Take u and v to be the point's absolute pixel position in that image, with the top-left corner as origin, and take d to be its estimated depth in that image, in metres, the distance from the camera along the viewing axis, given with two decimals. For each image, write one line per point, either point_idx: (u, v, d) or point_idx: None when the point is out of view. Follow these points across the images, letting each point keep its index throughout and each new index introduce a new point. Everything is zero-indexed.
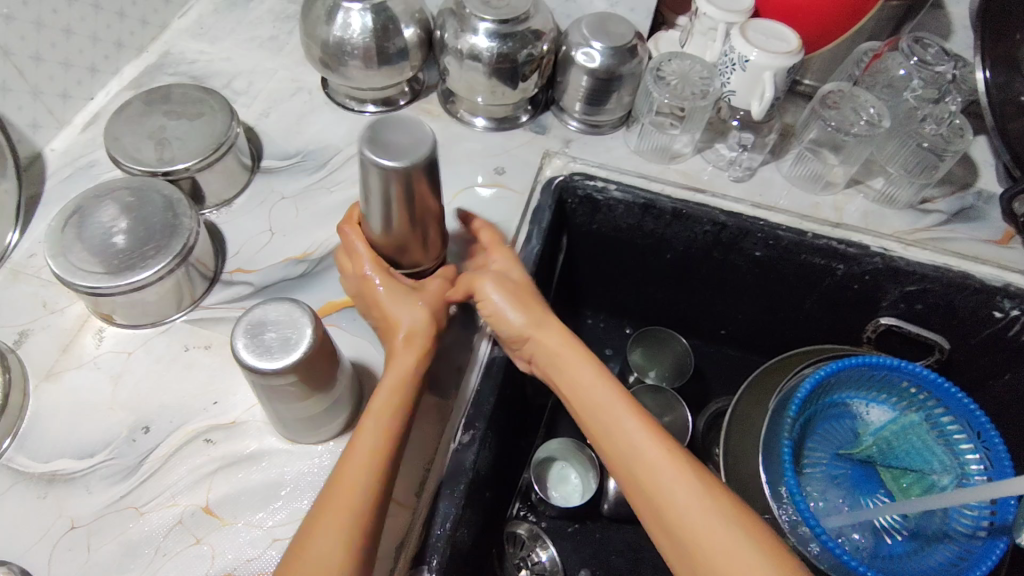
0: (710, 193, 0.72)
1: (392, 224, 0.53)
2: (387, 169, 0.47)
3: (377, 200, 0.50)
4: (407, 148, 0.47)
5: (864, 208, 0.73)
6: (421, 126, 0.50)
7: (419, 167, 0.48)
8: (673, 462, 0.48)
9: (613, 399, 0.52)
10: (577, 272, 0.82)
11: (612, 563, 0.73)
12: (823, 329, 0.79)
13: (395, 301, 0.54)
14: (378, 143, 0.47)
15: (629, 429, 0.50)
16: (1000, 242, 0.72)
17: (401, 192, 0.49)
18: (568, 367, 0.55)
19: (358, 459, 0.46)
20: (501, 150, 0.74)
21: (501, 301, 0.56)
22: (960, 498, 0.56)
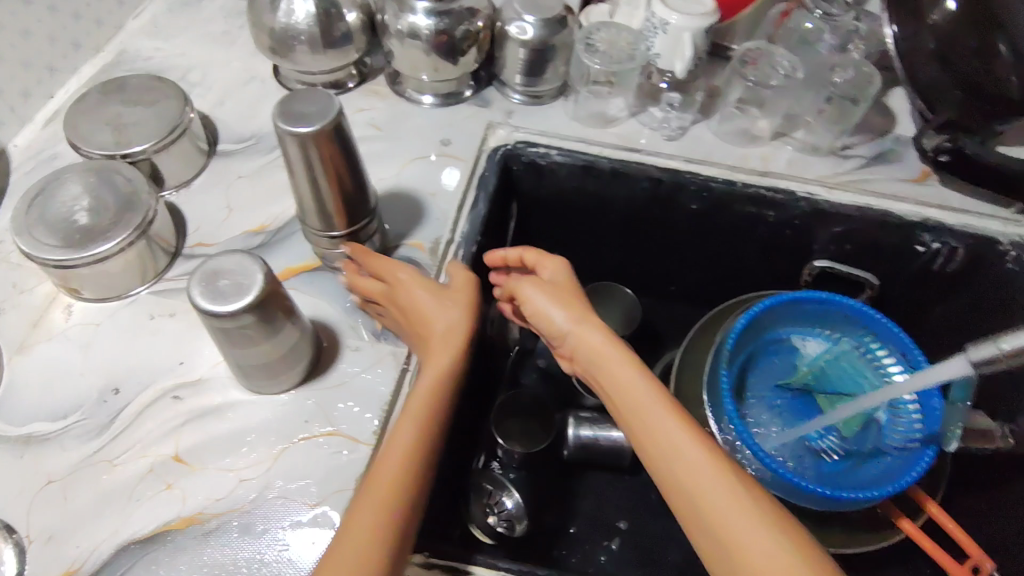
0: (646, 151, 0.77)
1: (318, 185, 0.56)
2: (303, 135, 0.52)
3: (296, 161, 0.54)
4: (315, 113, 0.52)
5: (790, 158, 0.77)
6: (329, 95, 0.54)
7: (329, 131, 0.52)
8: (695, 454, 0.47)
9: (643, 392, 0.52)
10: (531, 237, 0.86)
11: (575, 504, 0.78)
12: (763, 276, 0.84)
13: (434, 297, 0.57)
14: (289, 115, 0.52)
15: (658, 422, 0.50)
16: (917, 179, 0.76)
17: (320, 156, 0.54)
18: (609, 368, 0.55)
19: (398, 442, 0.49)
20: (446, 123, 0.77)
21: (542, 300, 0.60)
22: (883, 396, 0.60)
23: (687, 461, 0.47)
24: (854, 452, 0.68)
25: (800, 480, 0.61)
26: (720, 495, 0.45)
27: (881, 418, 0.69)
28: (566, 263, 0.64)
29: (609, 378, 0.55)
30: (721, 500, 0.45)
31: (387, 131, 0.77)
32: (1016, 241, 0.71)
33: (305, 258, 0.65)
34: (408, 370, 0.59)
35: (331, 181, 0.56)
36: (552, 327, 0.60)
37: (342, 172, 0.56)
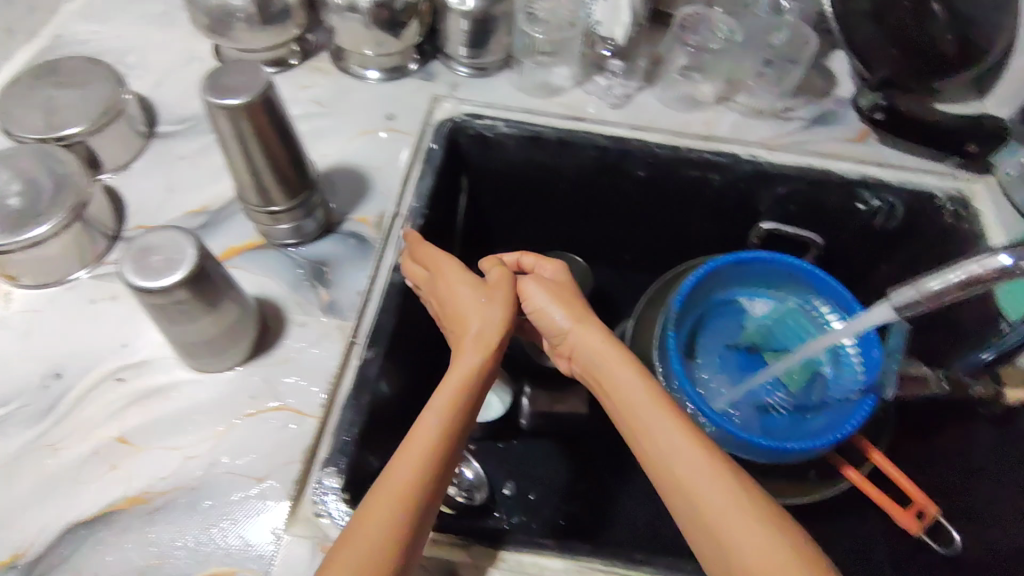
0: (592, 120, 0.77)
1: (252, 160, 0.56)
2: (232, 109, 0.51)
3: (228, 136, 0.54)
4: (242, 86, 0.52)
5: (733, 122, 0.78)
6: (257, 68, 0.54)
7: (259, 104, 0.52)
8: (700, 460, 0.47)
9: (647, 397, 0.52)
10: (484, 210, 0.86)
11: (533, 472, 0.78)
12: (713, 241, 0.86)
13: (480, 292, 0.60)
14: (216, 88, 0.51)
15: (662, 427, 0.50)
16: (856, 139, 0.78)
17: (252, 131, 0.54)
18: (610, 367, 0.56)
19: (408, 458, 0.48)
20: (390, 97, 0.77)
21: (542, 298, 0.61)
22: None
23: (693, 467, 0.47)
24: (800, 407, 0.70)
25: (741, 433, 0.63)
26: (725, 502, 0.45)
27: (827, 372, 0.71)
28: (565, 266, 0.65)
29: (613, 381, 0.55)
30: (727, 507, 0.45)
31: (331, 107, 0.76)
32: (953, 196, 0.73)
33: (249, 237, 0.65)
34: (356, 344, 0.60)
35: (264, 155, 0.56)
36: (555, 326, 0.60)
37: (275, 147, 0.56)
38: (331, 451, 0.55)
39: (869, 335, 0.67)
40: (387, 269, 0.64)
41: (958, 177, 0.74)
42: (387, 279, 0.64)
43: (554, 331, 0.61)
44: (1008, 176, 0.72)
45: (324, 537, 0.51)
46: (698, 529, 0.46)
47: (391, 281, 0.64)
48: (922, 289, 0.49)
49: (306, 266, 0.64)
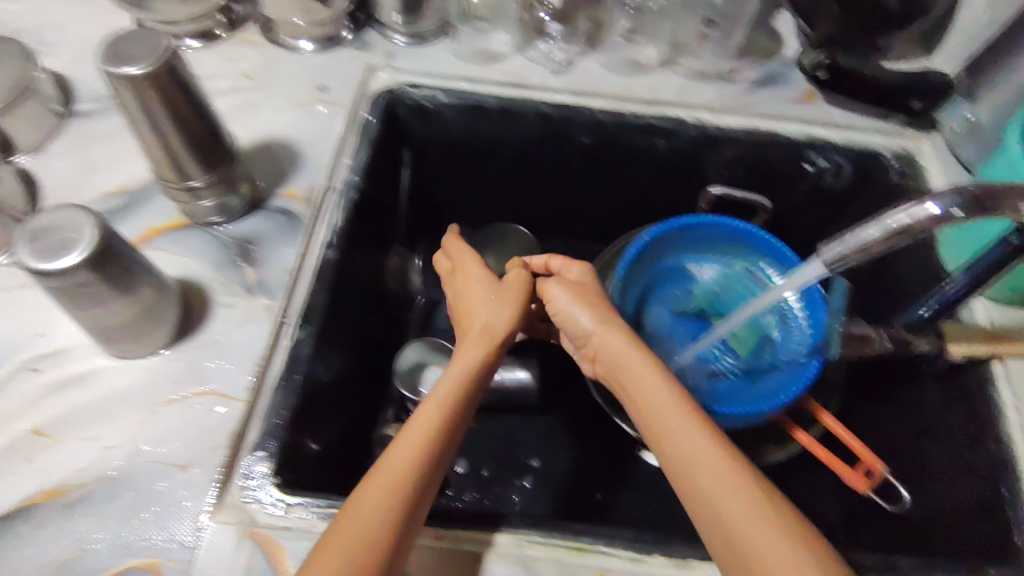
0: (532, 87, 0.75)
1: (162, 132, 0.54)
2: (135, 80, 0.49)
3: (132, 107, 0.51)
4: (142, 54, 0.49)
5: (678, 85, 0.76)
6: (161, 35, 0.52)
7: (163, 73, 0.50)
8: (720, 465, 0.46)
9: (667, 401, 0.51)
10: (430, 184, 0.84)
11: (486, 448, 0.77)
12: (663, 208, 0.84)
13: (497, 294, 0.60)
14: (115, 57, 0.49)
15: (678, 431, 0.49)
16: (802, 99, 0.76)
17: (158, 102, 0.51)
18: (628, 365, 0.54)
19: (392, 465, 0.48)
20: (323, 68, 0.74)
21: (564, 299, 0.60)
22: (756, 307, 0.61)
23: (710, 472, 0.46)
24: (750, 370, 0.70)
25: None
26: (741, 508, 0.44)
27: (775, 335, 0.71)
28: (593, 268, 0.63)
29: (631, 382, 0.54)
30: (744, 513, 0.44)
31: (261, 81, 0.73)
32: (898, 153, 0.72)
33: (172, 217, 0.63)
34: (286, 324, 0.58)
35: (176, 128, 0.54)
36: (578, 329, 0.59)
37: (187, 119, 0.54)
38: (260, 435, 0.54)
39: (812, 292, 0.67)
40: (319, 246, 0.62)
41: (905, 134, 0.73)
42: (320, 256, 0.62)
43: (580, 334, 0.59)
44: (952, 132, 0.72)
45: (251, 521, 0.50)
46: (711, 534, 0.45)
47: (323, 258, 0.61)
48: (850, 247, 0.46)
49: (232, 244, 0.62)
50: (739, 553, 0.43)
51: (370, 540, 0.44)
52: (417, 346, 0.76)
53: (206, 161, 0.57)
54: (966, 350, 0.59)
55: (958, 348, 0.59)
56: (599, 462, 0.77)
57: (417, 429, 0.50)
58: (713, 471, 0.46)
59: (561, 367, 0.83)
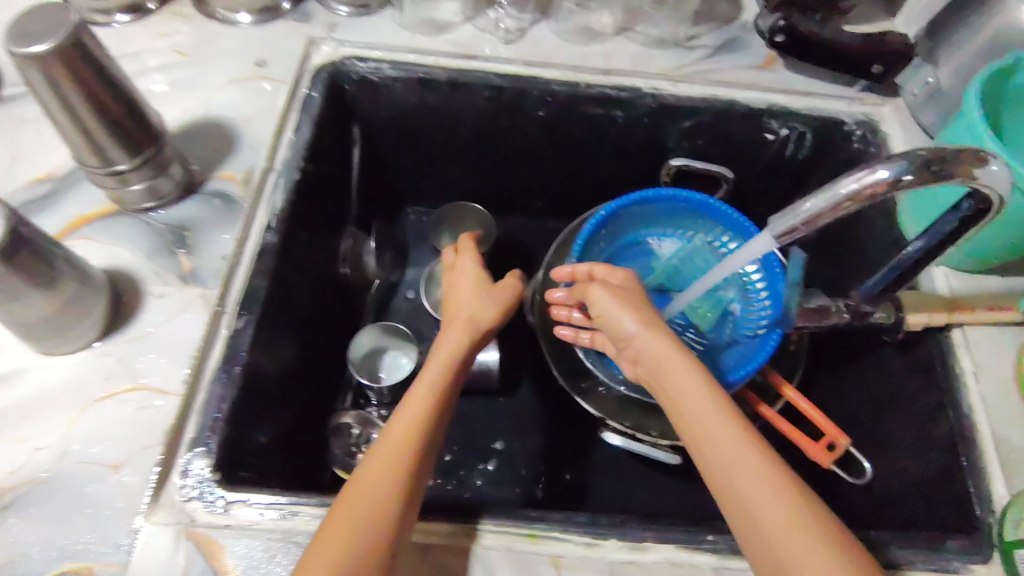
0: (482, 58, 0.71)
1: (78, 115, 0.50)
2: (38, 58, 0.46)
3: (41, 87, 0.48)
4: (47, 30, 0.46)
5: (634, 53, 0.74)
6: (70, 9, 0.48)
7: (70, 49, 0.46)
8: (763, 470, 0.45)
9: (710, 404, 0.49)
10: (384, 162, 0.81)
11: (450, 433, 0.75)
12: (625, 182, 0.82)
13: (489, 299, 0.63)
14: (17, 35, 0.46)
15: (718, 434, 0.47)
16: (761, 66, 0.74)
17: (69, 81, 0.48)
18: (671, 368, 0.52)
19: (383, 464, 0.46)
20: (261, 43, 0.70)
21: (610, 302, 0.57)
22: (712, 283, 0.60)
23: (754, 476, 0.44)
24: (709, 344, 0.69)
25: None
26: (781, 513, 0.42)
27: (735, 308, 0.70)
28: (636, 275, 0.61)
29: (670, 381, 0.52)
30: (783, 518, 0.42)
31: (195, 57, 0.69)
32: (860, 120, 0.71)
33: (100, 204, 0.59)
34: (224, 313, 0.55)
35: (92, 110, 0.50)
36: (620, 329, 0.56)
37: (103, 99, 0.50)
38: (198, 430, 0.51)
39: (770, 261, 0.66)
40: (257, 230, 0.59)
41: (866, 101, 0.72)
42: (259, 241, 0.59)
43: (622, 334, 0.56)
44: (913, 97, 0.69)
45: (189, 521, 0.48)
46: (747, 538, 0.43)
47: (263, 243, 0.59)
48: (800, 217, 0.44)
49: (164, 231, 0.59)
50: (774, 556, 0.41)
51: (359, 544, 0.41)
52: (376, 329, 0.75)
53: (129, 146, 0.54)
54: (924, 320, 0.59)
55: (915, 319, 0.59)
56: (564, 443, 0.76)
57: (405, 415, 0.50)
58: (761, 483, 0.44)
59: (525, 347, 0.81)
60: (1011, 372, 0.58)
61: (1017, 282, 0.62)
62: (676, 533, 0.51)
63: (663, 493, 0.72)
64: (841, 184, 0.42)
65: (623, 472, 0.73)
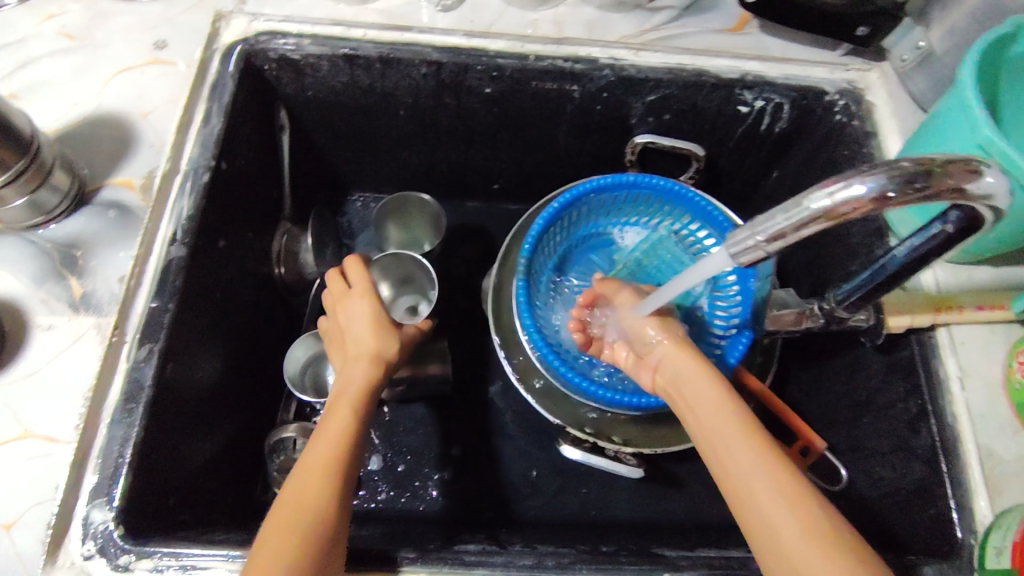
0: (417, 29, 0.63)
1: None
2: None
3: None
4: None
5: (589, 18, 0.65)
6: None
7: None
8: (782, 481, 0.40)
9: (721, 408, 0.45)
10: (320, 148, 0.73)
11: (403, 442, 0.70)
12: (588, 161, 0.74)
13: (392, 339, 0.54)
14: None
15: (734, 444, 0.43)
16: (733, 30, 0.66)
17: None
18: (682, 374, 0.49)
19: (307, 482, 0.42)
20: (161, 19, 0.62)
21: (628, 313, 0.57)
22: (676, 288, 0.51)
23: (771, 485, 0.40)
24: None
25: (603, 390, 0.57)
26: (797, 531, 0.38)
27: (704, 305, 0.64)
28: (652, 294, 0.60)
29: (688, 391, 0.48)
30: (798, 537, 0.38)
31: (86, 40, 0.60)
32: (842, 88, 0.63)
33: None
34: (124, 343, 0.49)
35: None
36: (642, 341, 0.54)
37: None
38: (99, 479, 0.46)
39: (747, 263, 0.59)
40: (161, 243, 0.53)
41: (850, 66, 0.64)
42: (162, 256, 0.52)
43: (645, 341, 0.54)
44: (902, 63, 0.63)
45: None
46: (761, 553, 0.39)
47: (167, 260, 0.52)
48: (761, 234, 0.38)
49: (51, 252, 0.52)
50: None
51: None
52: (310, 339, 0.67)
53: None
54: (907, 321, 0.53)
55: (898, 322, 0.53)
56: (525, 447, 0.71)
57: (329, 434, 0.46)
58: (769, 490, 0.40)
59: (482, 344, 0.75)
60: (1000, 376, 0.53)
61: (1008, 274, 0.56)
62: (629, 572, 0.46)
63: (629, 498, 0.68)
64: (812, 191, 0.35)
65: (587, 476, 0.69)
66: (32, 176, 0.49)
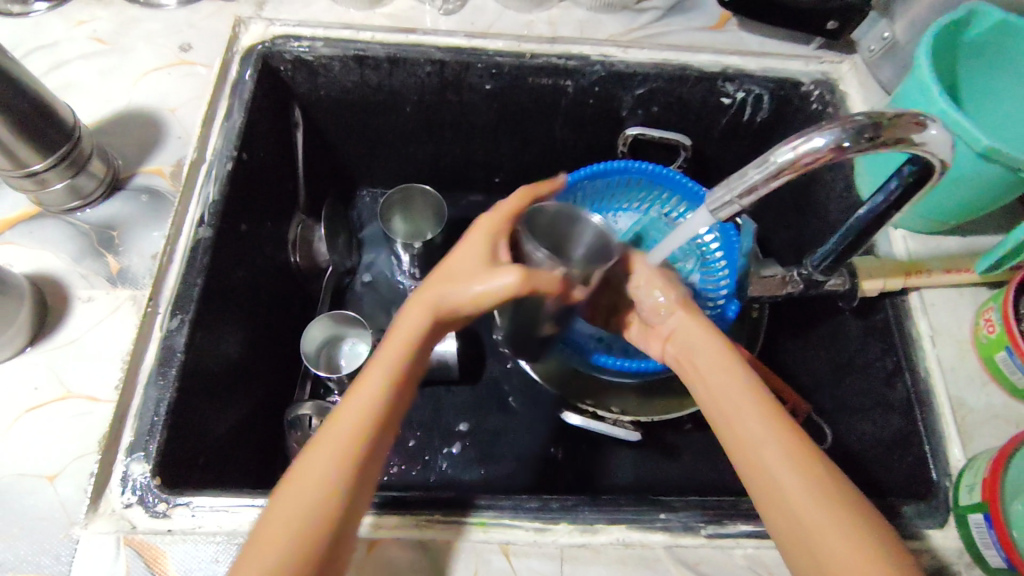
0: (421, 31, 0.68)
1: None
2: None
3: None
4: None
5: (580, 19, 0.71)
6: None
7: None
8: (793, 448, 0.43)
9: (734, 380, 0.48)
10: (331, 144, 0.78)
11: (413, 418, 0.74)
12: (582, 154, 0.79)
13: (484, 275, 0.46)
14: None
15: (745, 413, 0.46)
16: (714, 27, 0.72)
17: None
18: (700, 348, 0.52)
19: (336, 437, 0.41)
20: (185, 25, 0.67)
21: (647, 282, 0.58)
22: (669, 245, 0.56)
23: (781, 453, 0.43)
24: None
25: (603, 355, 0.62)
26: (810, 494, 0.41)
27: (694, 280, 0.67)
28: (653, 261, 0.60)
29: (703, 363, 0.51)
30: (812, 499, 0.41)
31: (115, 44, 0.65)
32: (817, 79, 0.68)
33: (20, 208, 0.57)
34: (157, 314, 0.53)
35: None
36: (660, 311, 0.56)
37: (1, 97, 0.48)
38: (135, 437, 0.50)
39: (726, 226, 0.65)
40: (189, 225, 0.57)
41: (824, 58, 0.69)
42: (191, 236, 0.56)
43: (656, 311, 0.57)
44: (870, 53, 0.68)
45: (129, 528, 0.47)
46: (770, 514, 0.42)
47: (196, 238, 0.56)
48: (735, 190, 0.42)
49: (89, 232, 0.57)
50: (803, 534, 0.40)
51: (302, 534, 0.38)
52: (326, 321, 0.72)
53: (38, 146, 0.51)
54: (880, 285, 0.58)
55: (871, 286, 0.58)
56: (529, 420, 0.74)
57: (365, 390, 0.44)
58: (780, 454, 0.43)
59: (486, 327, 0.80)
60: (968, 334, 0.58)
61: (977, 242, 0.60)
62: (628, 513, 0.51)
63: (629, 466, 0.72)
64: (780, 146, 0.40)
65: (588, 447, 0.73)
66: (73, 163, 0.54)
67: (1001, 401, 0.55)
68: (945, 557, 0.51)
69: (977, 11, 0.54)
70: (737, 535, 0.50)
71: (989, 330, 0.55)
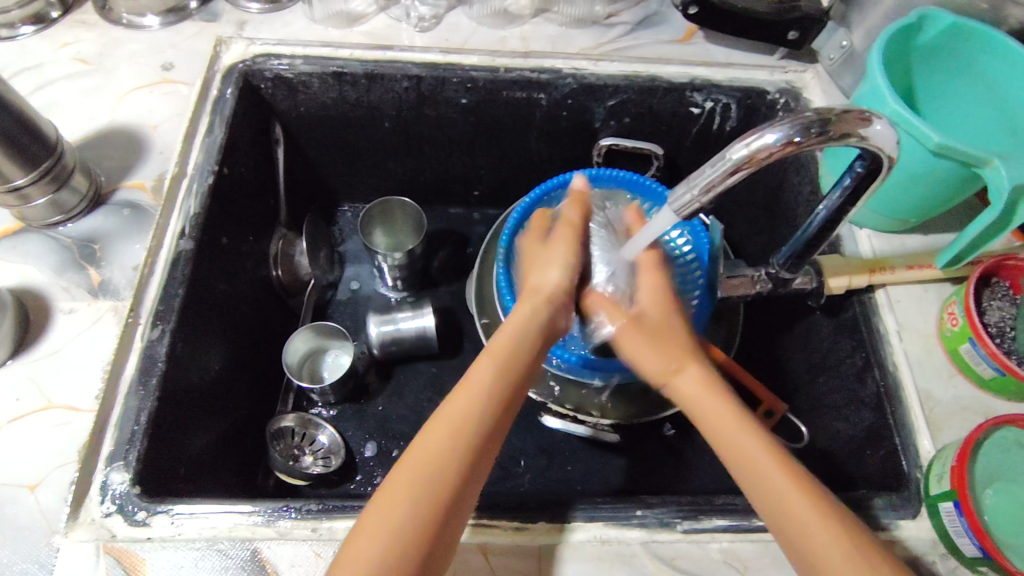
0: (398, 48, 0.70)
1: None
2: None
3: None
4: None
5: (551, 34, 0.73)
6: None
7: None
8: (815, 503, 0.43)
9: (752, 439, 0.46)
10: (312, 159, 0.79)
11: (396, 429, 0.74)
12: (558, 166, 0.81)
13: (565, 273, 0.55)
14: None
15: (768, 474, 0.44)
16: (681, 40, 0.74)
17: None
18: (714, 408, 0.49)
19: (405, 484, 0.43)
20: (168, 45, 0.69)
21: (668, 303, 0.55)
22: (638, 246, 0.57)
23: (809, 512, 0.42)
24: None
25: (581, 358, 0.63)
26: (833, 542, 0.41)
27: None
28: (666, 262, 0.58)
29: (714, 423, 0.48)
30: (835, 547, 0.41)
31: (99, 65, 0.67)
32: (782, 88, 0.70)
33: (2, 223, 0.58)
34: (138, 325, 0.54)
35: None
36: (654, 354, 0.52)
37: None
38: (115, 447, 0.50)
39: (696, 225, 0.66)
40: (170, 237, 0.58)
41: (788, 68, 0.72)
42: (173, 249, 0.57)
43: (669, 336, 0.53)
44: (830, 61, 0.71)
45: (109, 536, 0.47)
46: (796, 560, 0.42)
47: (177, 251, 0.57)
48: (695, 187, 0.44)
49: (71, 245, 0.58)
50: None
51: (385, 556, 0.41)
52: (308, 333, 0.73)
53: (20, 161, 0.53)
54: (846, 283, 0.59)
55: (837, 283, 0.59)
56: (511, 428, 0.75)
57: (443, 424, 0.46)
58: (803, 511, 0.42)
59: (468, 337, 0.81)
60: (934, 329, 0.59)
61: (937, 240, 0.62)
62: (605, 511, 0.51)
63: (610, 470, 0.73)
64: (736, 143, 0.41)
65: (569, 453, 0.73)
66: (55, 177, 0.55)
67: (968, 393, 0.56)
68: (919, 548, 0.51)
69: (930, 16, 0.57)
70: (712, 530, 0.50)
71: (953, 322, 0.56)
